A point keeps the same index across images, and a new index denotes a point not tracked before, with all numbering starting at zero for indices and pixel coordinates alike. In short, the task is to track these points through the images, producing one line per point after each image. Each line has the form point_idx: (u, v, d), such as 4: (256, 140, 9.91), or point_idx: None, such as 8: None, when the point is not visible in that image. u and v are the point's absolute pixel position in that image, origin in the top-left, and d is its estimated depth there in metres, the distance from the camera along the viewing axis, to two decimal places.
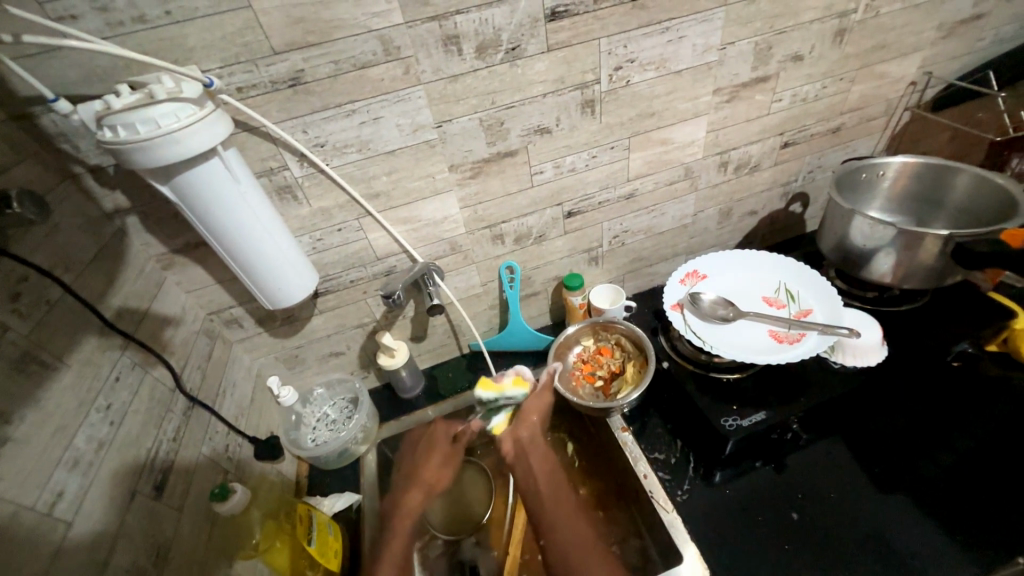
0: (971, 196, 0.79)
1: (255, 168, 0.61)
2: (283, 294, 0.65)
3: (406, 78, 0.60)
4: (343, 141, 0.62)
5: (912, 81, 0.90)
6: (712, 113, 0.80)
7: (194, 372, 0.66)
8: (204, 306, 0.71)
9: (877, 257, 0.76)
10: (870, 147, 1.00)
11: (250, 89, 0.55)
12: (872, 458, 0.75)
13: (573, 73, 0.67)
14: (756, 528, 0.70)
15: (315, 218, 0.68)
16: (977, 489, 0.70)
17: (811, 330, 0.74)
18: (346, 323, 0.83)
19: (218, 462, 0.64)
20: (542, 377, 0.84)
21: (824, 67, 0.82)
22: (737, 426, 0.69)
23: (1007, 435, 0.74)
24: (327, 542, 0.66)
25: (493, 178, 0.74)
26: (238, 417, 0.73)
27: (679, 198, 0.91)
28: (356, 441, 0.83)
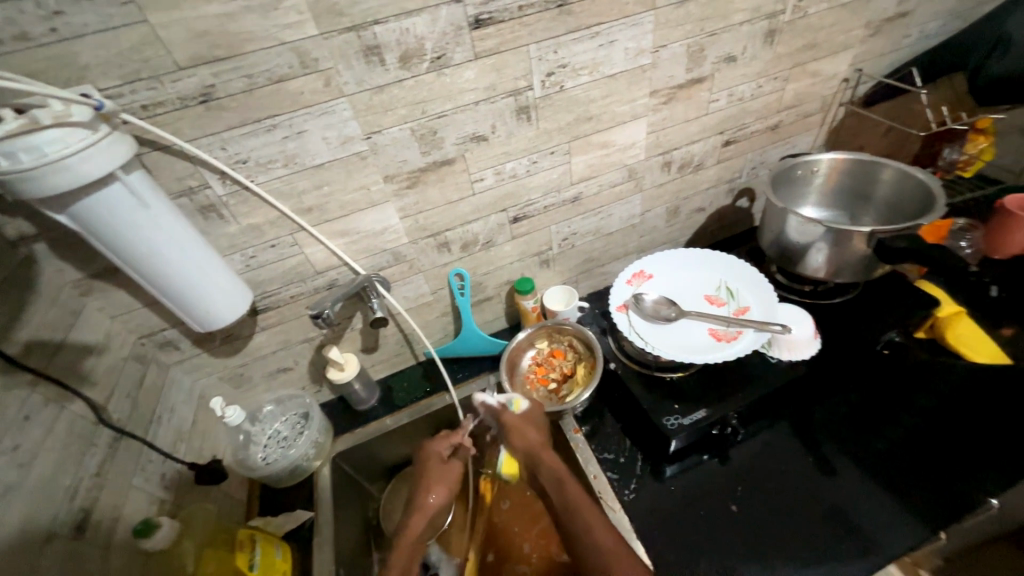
0: (895, 191, 0.82)
1: (172, 188, 0.58)
2: (212, 317, 0.63)
3: (328, 90, 0.58)
4: (266, 157, 0.60)
5: (845, 77, 0.93)
6: (650, 115, 0.81)
7: (122, 401, 0.63)
8: (134, 331, 0.68)
9: (811, 252, 0.78)
10: (810, 143, 1.03)
11: (156, 107, 0.52)
12: (810, 446, 0.78)
13: (505, 80, 0.66)
14: (700, 521, 0.72)
15: (245, 235, 0.66)
16: (906, 472, 0.73)
17: (748, 328, 0.76)
18: (292, 338, 0.81)
19: (152, 492, 0.62)
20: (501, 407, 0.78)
21: (758, 67, 0.83)
22: (679, 424, 0.70)
23: (933, 416, 0.78)
24: (273, 564, 0.66)
25: (431, 187, 0.73)
26: (176, 443, 0.71)
27: (625, 199, 0.92)
28: (308, 457, 0.82)
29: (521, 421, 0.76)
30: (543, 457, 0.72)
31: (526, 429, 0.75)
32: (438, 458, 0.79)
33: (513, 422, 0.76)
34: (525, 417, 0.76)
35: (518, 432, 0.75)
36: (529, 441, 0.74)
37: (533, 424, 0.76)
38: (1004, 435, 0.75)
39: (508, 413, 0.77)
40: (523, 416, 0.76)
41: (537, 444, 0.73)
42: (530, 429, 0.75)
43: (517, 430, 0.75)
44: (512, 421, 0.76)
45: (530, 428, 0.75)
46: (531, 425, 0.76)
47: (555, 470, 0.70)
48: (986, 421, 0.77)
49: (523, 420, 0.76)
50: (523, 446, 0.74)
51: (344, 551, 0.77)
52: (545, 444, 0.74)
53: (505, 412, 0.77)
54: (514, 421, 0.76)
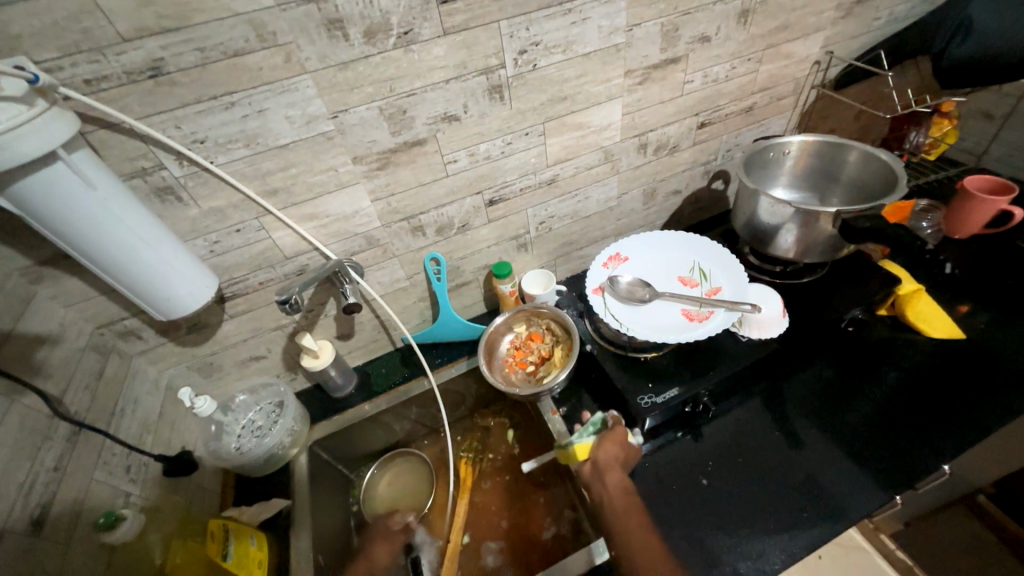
0: (862, 173, 0.84)
1: (123, 169, 0.55)
2: (173, 305, 0.61)
3: (289, 66, 0.56)
4: (225, 136, 0.58)
5: (817, 60, 0.94)
6: (625, 96, 0.80)
7: (80, 393, 0.61)
8: (91, 320, 0.65)
9: (781, 233, 0.79)
10: (783, 126, 1.04)
11: (101, 82, 0.49)
12: (778, 422, 0.80)
13: (475, 58, 0.65)
14: (673, 496, 0.74)
15: (207, 219, 0.63)
16: (867, 443, 0.76)
17: (719, 308, 0.77)
18: (263, 326, 0.79)
19: (116, 485, 0.60)
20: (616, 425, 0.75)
21: (732, 48, 0.83)
22: (652, 403, 0.72)
23: (893, 389, 0.82)
24: (247, 554, 0.66)
25: (403, 168, 0.71)
26: (142, 435, 0.69)
27: (602, 181, 0.92)
28: (284, 446, 0.80)
29: (616, 437, 0.74)
30: (618, 475, 0.71)
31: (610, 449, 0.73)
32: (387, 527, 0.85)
33: (613, 435, 0.74)
34: (628, 446, 0.74)
35: (611, 442, 0.73)
36: (612, 456, 0.72)
37: (625, 451, 0.73)
38: (957, 405, 0.78)
39: (620, 431, 0.74)
40: (627, 444, 0.74)
41: (615, 462, 0.72)
42: (621, 447, 0.73)
43: (607, 443, 0.73)
44: (617, 432, 0.73)
45: (621, 450, 0.73)
46: (622, 453, 0.73)
47: (625, 487, 0.70)
48: (941, 392, 0.80)
49: (625, 446, 0.74)
50: (607, 454, 0.72)
51: (322, 535, 0.77)
52: (619, 464, 0.72)
53: (617, 424, 0.75)
54: (616, 433, 0.74)
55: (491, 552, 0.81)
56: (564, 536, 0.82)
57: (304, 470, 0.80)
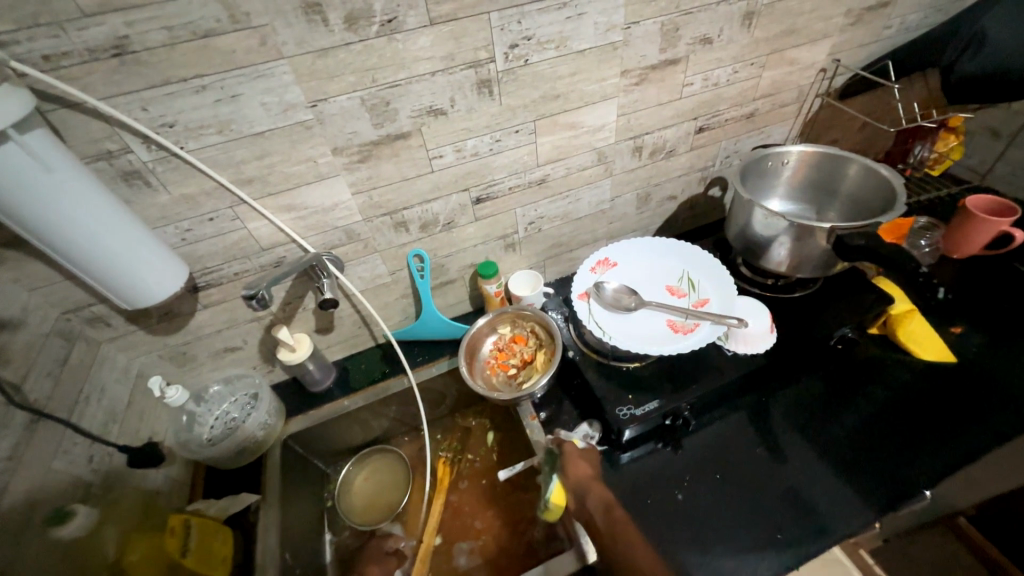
0: (861, 187, 0.82)
1: (87, 151, 0.53)
2: (140, 294, 0.59)
3: (264, 50, 0.53)
4: (197, 121, 0.55)
5: (822, 68, 0.91)
6: (621, 96, 0.77)
7: (41, 380, 0.59)
8: (57, 305, 0.63)
9: (773, 246, 0.77)
10: (784, 134, 1.01)
11: (61, 58, 0.47)
12: (760, 438, 0.79)
13: (463, 50, 0.62)
14: (647, 509, 0.72)
15: (178, 206, 0.61)
16: (851, 464, 0.74)
17: (705, 320, 0.76)
18: (238, 317, 0.77)
19: (76, 475, 0.59)
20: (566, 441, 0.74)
21: (734, 51, 0.80)
22: (631, 415, 0.70)
23: (879, 410, 0.80)
24: (212, 549, 0.66)
25: (385, 162, 0.68)
26: (108, 425, 0.67)
27: (595, 183, 0.89)
28: (256, 439, 0.79)
29: (575, 452, 0.73)
30: (596, 491, 0.68)
31: (574, 466, 0.71)
32: (373, 555, 0.82)
33: (569, 451, 0.73)
34: (584, 454, 0.73)
35: (573, 462, 0.71)
36: (581, 475, 0.70)
37: (590, 463, 0.72)
38: (944, 429, 0.76)
39: (569, 444, 0.74)
40: (579, 450, 0.73)
41: (588, 479, 0.69)
42: (584, 461, 0.71)
43: (572, 460, 0.71)
44: (570, 450, 0.72)
45: (586, 462, 0.71)
46: (585, 462, 0.72)
47: (605, 501, 0.67)
48: (928, 414, 0.78)
49: (581, 454, 0.73)
50: (575, 478, 0.69)
51: (292, 530, 0.76)
52: (592, 480, 0.69)
53: (565, 443, 0.74)
54: (570, 451, 0.73)
55: (463, 554, 0.81)
56: (537, 542, 0.80)
57: (276, 463, 0.79)
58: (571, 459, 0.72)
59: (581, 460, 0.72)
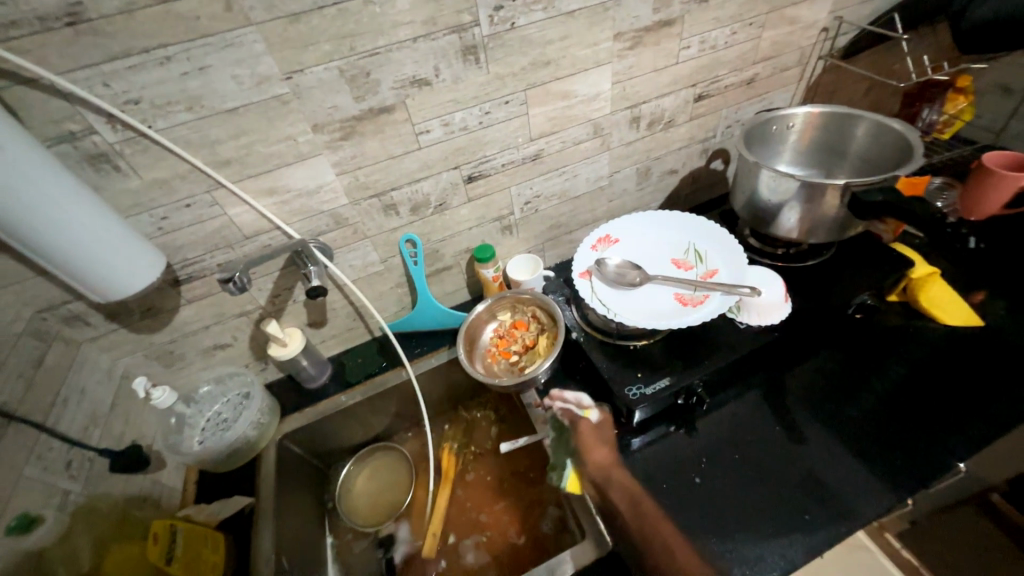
0: (872, 146, 0.78)
1: (46, 133, 0.50)
2: (110, 286, 0.55)
3: (230, 16, 0.50)
4: (164, 97, 0.52)
5: (824, 27, 0.87)
6: (615, 62, 0.74)
7: (12, 382, 0.56)
8: (30, 303, 0.60)
9: (783, 212, 0.73)
10: (787, 100, 0.97)
11: (9, 28, 0.44)
12: (778, 415, 0.74)
13: (445, 13, 0.59)
14: (663, 496, 0.68)
15: (150, 192, 0.58)
16: (878, 440, 0.70)
17: (715, 292, 0.72)
18: (225, 312, 0.73)
19: (51, 483, 0.56)
20: (580, 420, 0.73)
21: (732, 10, 0.76)
22: (641, 394, 0.66)
23: (903, 380, 0.76)
24: (200, 556, 0.62)
25: (369, 139, 0.65)
26: (89, 428, 0.64)
27: (592, 158, 0.85)
28: (250, 440, 0.75)
29: (593, 435, 0.72)
30: (618, 479, 0.69)
31: (595, 450, 0.71)
32: (377, 558, 0.78)
33: (587, 435, 0.72)
34: (598, 434, 0.72)
35: (593, 446, 0.71)
36: (602, 460, 0.70)
37: (607, 444, 0.72)
38: (973, 399, 0.72)
39: (583, 423, 0.73)
40: (593, 428, 0.73)
41: (610, 464, 0.70)
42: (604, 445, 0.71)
43: (591, 445, 0.72)
44: (589, 433, 0.72)
45: (603, 444, 0.72)
46: (600, 442, 0.72)
47: (629, 489, 0.67)
48: (955, 384, 0.74)
49: (596, 433, 0.72)
50: (595, 466, 0.70)
51: (289, 533, 0.72)
52: (613, 464, 0.70)
53: (583, 423, 0.73)
54: (589, 434, 0.72)
55: (471, 551, 0.76)
56: (548, 535, 0.76)
57: (270, 464, 0.75)
58: (591, 442, 0.72)
59: (599, 443, 0.72)
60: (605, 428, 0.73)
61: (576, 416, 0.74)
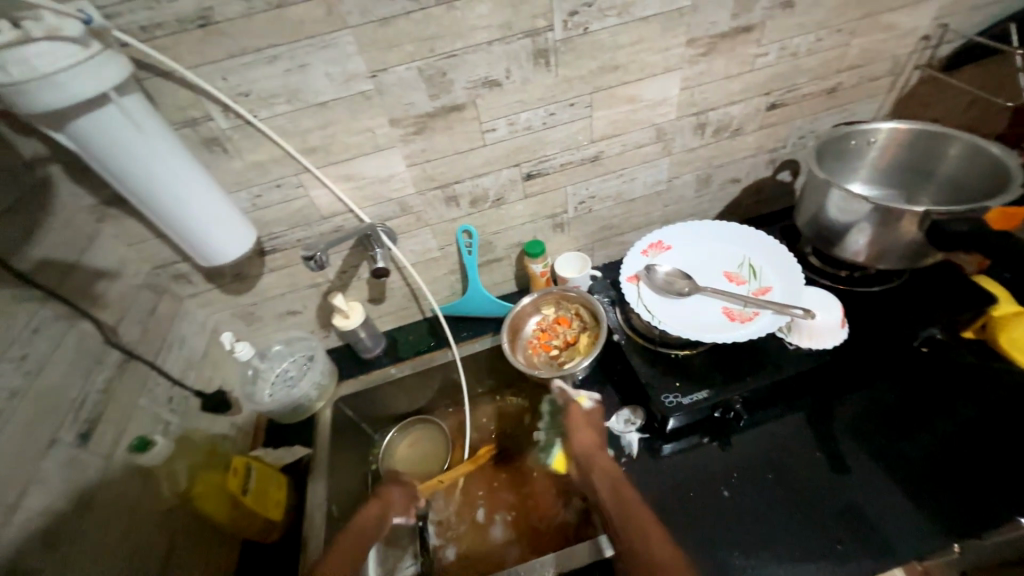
0: (964, 169, 0.72)
1: (174, 118, 0.58)
2: (212, 253, 0.64)
3: (330, 20, 0.55)
4: (269, 91, 0.59)
5: (925, 35, 0.80)
6: (686, 68, 0.73)
7: (133, 326, 0.67)
8: (148, 261, 0.71)
9: (851, 233, 0.70)
10: (873, 111, 0.91)
11: (155, 30, 0.51)
12: (820, 441, 0.72)
13: (521, 19, 0.61)
14: (689, 504, 0.69)
15: (249, 172, 0.66)
16: (930, 482, 0.67)
17: (766, 310, 0.70)
18: (299, 282, 0.82)
19: (157, 413, 0.66)
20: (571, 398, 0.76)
21: (819, 16, 0.73)
22: (677, 403, 0.67)
23: (967, 423, 0.71)
24: (266, 493, 0.71)
25: (439, 134, 0.69)
26: (186, 371, 0.74)
27: (651, 162, 0.85)
28: (311, 398, 0.84)
29: (582, 418, 0.74)
30: (597, 460, 0.68)
31: (580, 430, 0.72)
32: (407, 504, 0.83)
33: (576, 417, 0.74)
34: (588, 418, 0.74)
35: (579, 426, 0.73)
36: (587, 441, 0.71)
37: (595, 428, 0.73)
38: None
39: (574, 406, 0.75)
40: (585, 412, 0.75)
41: (593, 446, 0.70)
42: (592, 428, 0.72)
43: (578, 426, 0.73)
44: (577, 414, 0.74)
45: (591, 427, 0.73)
46: (589, 426, 0.73)
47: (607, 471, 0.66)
48: None
49: (586, 417, 0.74)
50: (576, 446, 0.71)
51: (340, 486, 0.80)
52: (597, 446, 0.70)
53: (573, 405, 0.75)
54: (576, 415, 0.74)
55: (499, 525, 0.82)
56: (570, 523, 0.79)
57: (327, 422, 0.84)
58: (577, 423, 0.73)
59: (586, 424, 0.73)
60: (597, 415, 0.75)
61: (569, 394, 0.77)
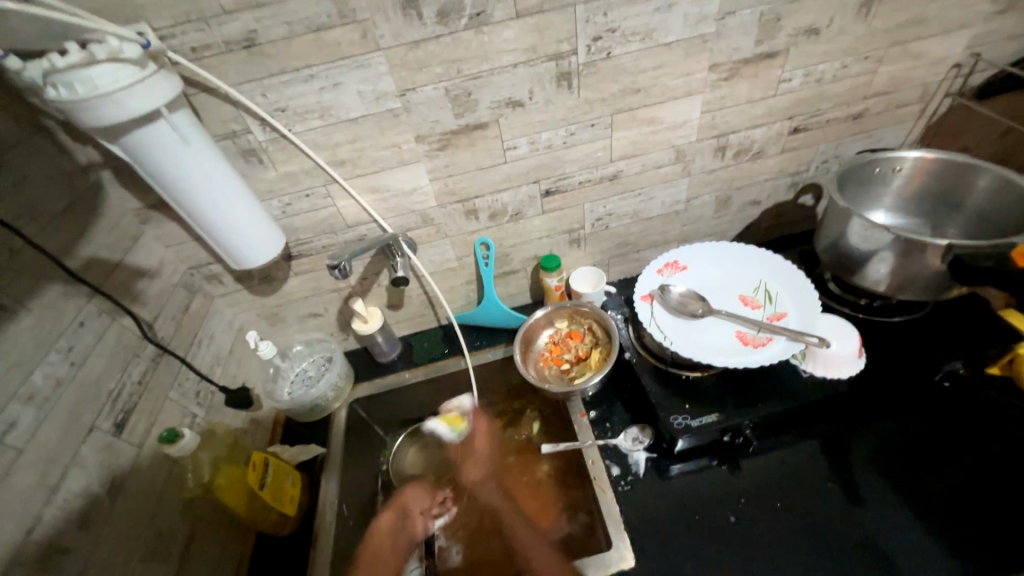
0: (994, 202, 0.71)
1: (217, 131, 0.62)
2: (244, 258, 0.67)
3: (364, 42, 0.58)
4: (304, 107, 0.62)
5: (956, 63, 0.79)
6: (708, 92, 0.74)
7: (167, 322, 0.71)
8: (184, 261, 0.75)
9: (872, 262, 0.69)
10: (900, 138, 0.89)
11: (204, 50, 0.55)
12: (832, 472, 0.71)
13: (546, 43, 0.63)
14: (693, 527, 0.69)
15: (282, 182, 0.69)
16: (947, 521, 0.65)
17: (780, 335, 0.70)
18: (322, 286, 0.85)
19: (185, 406, 0.70)
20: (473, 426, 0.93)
21: (845, 43, 0.73)
22: (686, 425, 0.67)
23: (992, 463, 0.69)
24: (282, 489, 0.74)
25: (462, 151, 0.72)
26: (213, 367, 0.78)
27: (670, 183, 0.86)
28: (328, 399, 0.87)
29: (468, 454, 0.92)
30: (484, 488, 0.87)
31: (467, 466, 0.91)
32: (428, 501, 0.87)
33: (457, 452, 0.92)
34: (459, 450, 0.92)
35: (466, 461, 0.91)
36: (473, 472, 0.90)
37: (478, 459, 0.91)
38: None
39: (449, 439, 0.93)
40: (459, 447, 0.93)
41: (478, 477, 0.89)
42: (478, 461, 0.90)
43: (466, 460, 0.91)
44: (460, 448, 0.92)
45: (473, 461, 0.91)
46: (476, 459, 0.91)
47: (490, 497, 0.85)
48: None
49: (471, 451, 0.92)
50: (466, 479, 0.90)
51: (351, 486, 0.83)
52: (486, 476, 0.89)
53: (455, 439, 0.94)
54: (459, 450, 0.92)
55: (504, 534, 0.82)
56: (574, 538, 0.77)
57: (342, 423, 0.86)
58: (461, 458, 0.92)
59: (476, 456, 0.91)
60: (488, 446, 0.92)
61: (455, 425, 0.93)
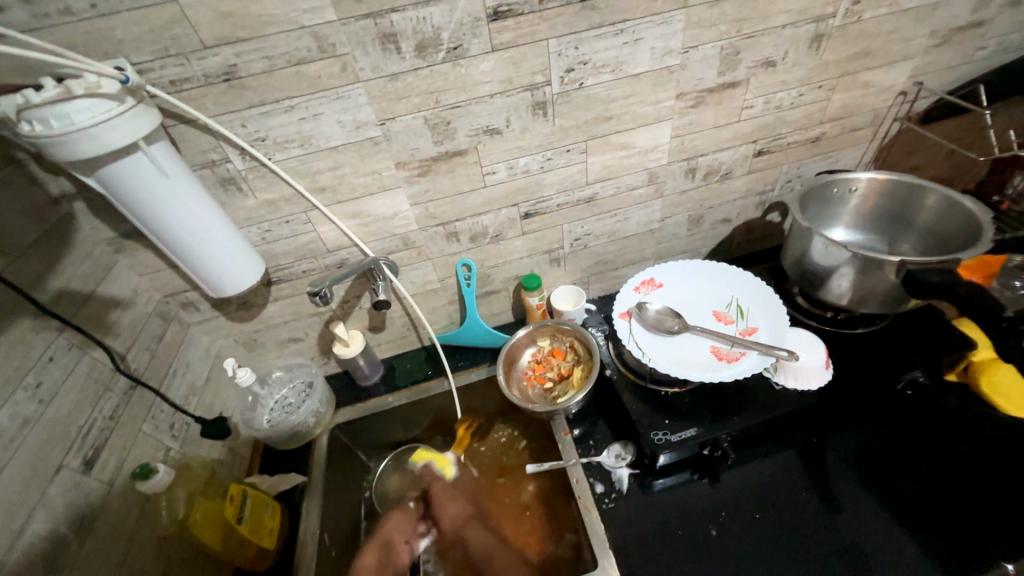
0: (941, 219, 0.76)
1: (195, 160, 0.62)
2: (223, 286, 0.67)
3: (344, 75, 0.60)
4: (284, 136, 0.63)
5: (902, 90, 0.85)
6: (676, 118, 0.78)
7: (141, 353, 0.69)
8: (159, 289, 0.74)
9: (834, 277, 0.73)
10: (856, 159, 0.95)
11: (184, 83, 0.56)
12: (808, 481, 0.73)
13: (521, 74, 0.66)
14: (677, 542, 0.70)
15: (261, 209, 0.69)
16: (916, 525, 0.67)
17: (752, 350, 0.73)
18: (303, 311, 0.85)
19: (159, 439, 0.68)
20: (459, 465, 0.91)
21: (800, 74, 0.78)
22: (666, 440, 0.69)
23: (954, 466, 0.72)
24: (261, 521, 0.72)
25: (442, 176, 0.73)
26: (188, 397, 0.76)
27: (644, 203, 0.89)
28: (308, 426, 0.86)
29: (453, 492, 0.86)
30: (469, 527, 0.81)
31: (449, 504, 0.84)
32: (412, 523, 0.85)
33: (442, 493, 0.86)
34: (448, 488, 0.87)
35: (445, 499, 0.85)
36: (457, 511, 0.84)
37: (459, 497, 0.86)
38: None
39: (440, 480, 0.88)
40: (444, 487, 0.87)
41: (463, 516, 0.83)
42: (458, 501, 0.85)
43: (445, 500, 0.85)
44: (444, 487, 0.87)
45: (454, 501, 0.85)
46: (456, 497, 0.86)
47: (476, 535, 0.81)
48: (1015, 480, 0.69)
49: (454, 488, 0.87)
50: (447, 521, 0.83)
51: (334, 515, 0.81)
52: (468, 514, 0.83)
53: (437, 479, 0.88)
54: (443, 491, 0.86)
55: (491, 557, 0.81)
56: (564, 558, 0.77)
57: (323, 449, 0.85)
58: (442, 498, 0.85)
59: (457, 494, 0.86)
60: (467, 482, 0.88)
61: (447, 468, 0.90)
